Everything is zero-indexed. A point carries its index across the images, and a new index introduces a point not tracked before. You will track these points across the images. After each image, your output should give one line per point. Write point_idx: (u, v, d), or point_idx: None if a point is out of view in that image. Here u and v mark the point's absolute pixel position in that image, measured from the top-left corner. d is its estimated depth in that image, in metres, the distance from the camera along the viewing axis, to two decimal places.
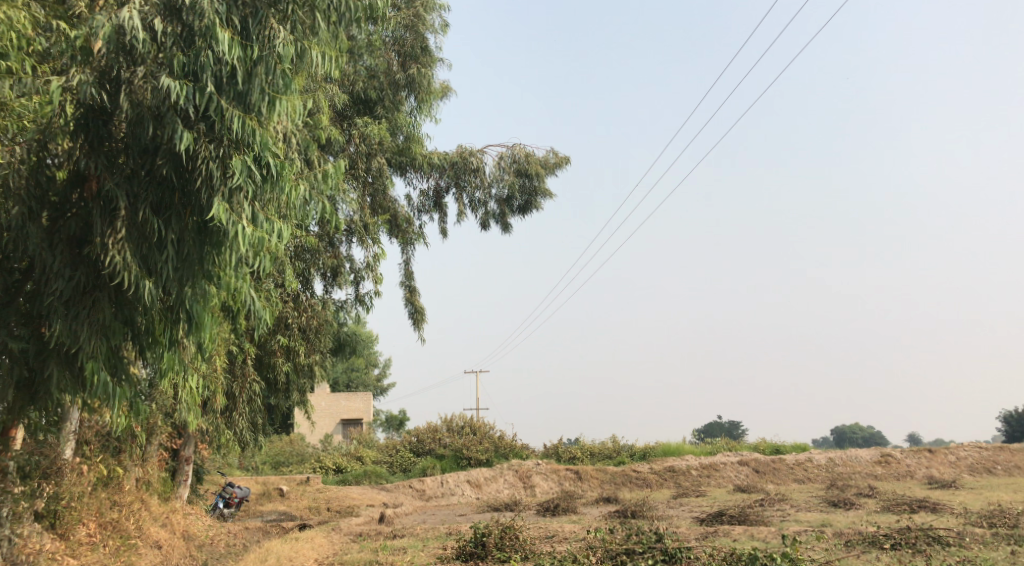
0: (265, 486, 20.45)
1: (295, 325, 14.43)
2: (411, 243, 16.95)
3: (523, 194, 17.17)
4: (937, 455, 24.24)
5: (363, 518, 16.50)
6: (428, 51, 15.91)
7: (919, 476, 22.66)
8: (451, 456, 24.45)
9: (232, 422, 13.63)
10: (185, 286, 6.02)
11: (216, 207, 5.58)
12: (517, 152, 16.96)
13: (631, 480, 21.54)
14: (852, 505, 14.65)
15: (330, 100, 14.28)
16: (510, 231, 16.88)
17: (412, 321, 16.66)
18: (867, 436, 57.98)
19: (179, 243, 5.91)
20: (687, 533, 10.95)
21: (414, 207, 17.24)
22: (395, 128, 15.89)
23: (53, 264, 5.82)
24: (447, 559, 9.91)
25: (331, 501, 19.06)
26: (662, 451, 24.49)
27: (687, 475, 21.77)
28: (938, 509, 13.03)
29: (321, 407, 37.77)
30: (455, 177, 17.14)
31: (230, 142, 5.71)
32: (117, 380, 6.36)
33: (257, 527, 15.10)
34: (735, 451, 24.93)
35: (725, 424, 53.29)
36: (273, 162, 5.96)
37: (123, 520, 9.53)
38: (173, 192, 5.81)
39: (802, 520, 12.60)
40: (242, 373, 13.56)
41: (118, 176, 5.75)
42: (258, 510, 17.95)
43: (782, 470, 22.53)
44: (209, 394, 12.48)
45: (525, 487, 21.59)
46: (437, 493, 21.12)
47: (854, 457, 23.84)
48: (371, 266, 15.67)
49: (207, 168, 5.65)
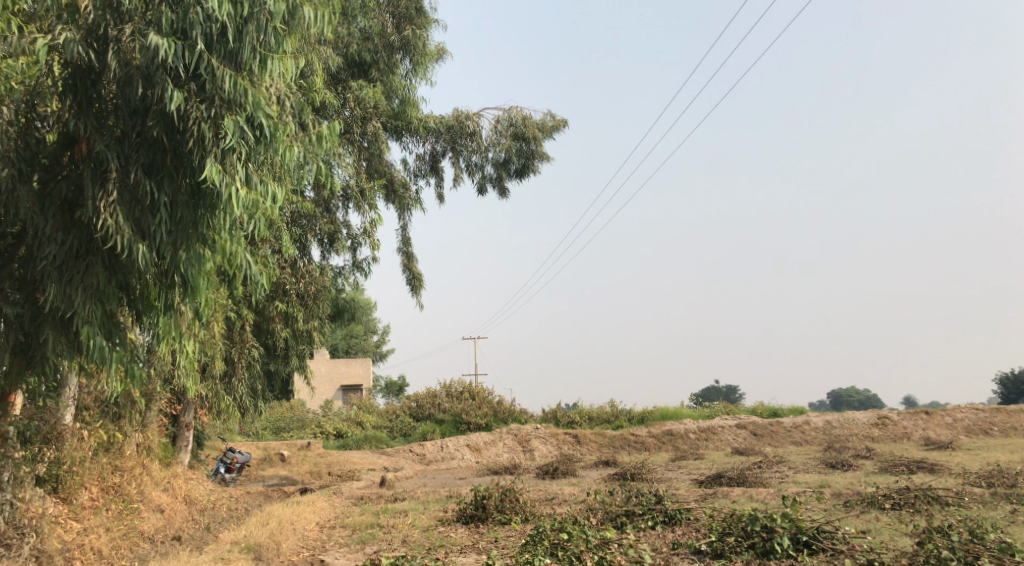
0: (266, 451, 20.55)
1: (293, 291, 14.37)
2: (408, 208, 16.82)
3: (521, 157, 17.00)
4: (934, 417, 24.39)
5: (363, 482, 16.59)
6: (423, 12, 15.66)
7: (916, 437, 22.81)
8: (451, 421, 24.56)
9: (231, 387, 13.63)
10: (179, 250, 5.92)
11: (209, 168, 5.49)
12: (514, 115, 16.77)
13: (629, 443, 21.66)
14: (850, 466, 14.73)
15: (325, 62, 14.09)
16: (507, 195, 16.76)
17: (410, 286, 16.60)
18: (863, 399, 58.26)
19: (172, 206, 5.81)
20: (686, 495, 11.01)
21: (410, 171, 17.08)
22: (390, 91, 15.68)
23: (45, 228, 5.73)
24: (448, 522, 9.96)
25: (331, 466, 19.16)
26: (660, 414, 24.60)
27: (685, 438, 21.90)
28: (936, 469, 13.10)
29: (321, 372, 37.89)
30: (451, 141, 16.95)
31: (222, 101, 5.59)
32: (113, 345, 6.29)
33: (258, 491, 15.19)
34: (733, 414, 25.05)
35: (723, 388, 53.56)
36: (267, 123, 5.83)
37: (125, 484, 9.54)
38: (164, 154, 5.71)
39: (801, 481, 12.67)
40: (241, 339, 13.54)
41: (109, 138, 5.64)
42: (259, 475, 18.05)
43: (780, 433, 22.66)
44: (208, 360, 12.45)
45: (525, 451, 21.71)
46: (437, 457, 21.22)
47: (851, 420, 23.97)
48: (368, 232, 15.57)
49: (199, 129, 5.54)
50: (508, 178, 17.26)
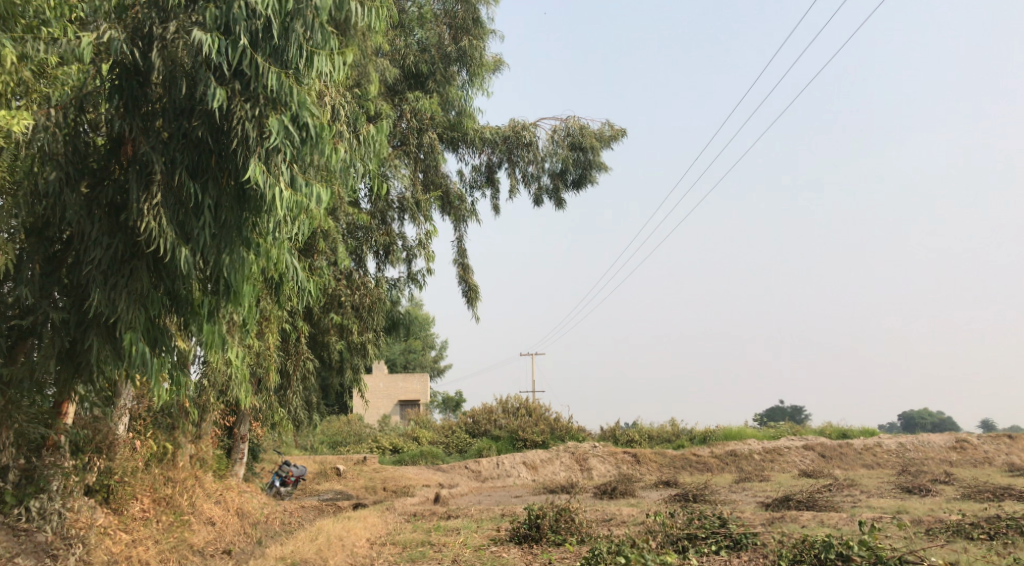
0: (322, 465, 20.51)
1: (348, 303, 14.28)
2: (464, 220, 16.64)
3: (578, 168, 16.69)
4: (1017, 442, 23.08)
5: (418, 498, 16.38)
6: (480, 23, 15.55)
7: (998, 463, 21.59)
8: (507, 438, 24.22)
9: (286, 399, 13.55)
10: (223, 254, 5.71)
11: (252, 168, 5.30)
12: (572, 125, 16.45)
13: (690, 464, 20.98)
14: (928, 492, 13.89)
15: (381, 74, 14.09)
16: (565, 206, 16.46)
17: (466, 299, 16.38)
18: (936, 421, 55.83)
19: (216, 209, 5.64)
20: (752, 518, 10.48)
21: (466, 183, 16.91)
22: (447, 102, 15.58)
23: (91, 232, 5.59)
24: (501, 542, 9.60)
25: (387, 481, 19.00)
26: (723, 434, 23.83)
27: (749, 459, 21.14)
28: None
29: (379, 387, 38.06)
30: (508, 152, 16.71)
31: (267, 100, 5.41)
32: (157, 352, 6.12)
33: (313, 505, 15.07)
34: (799, 435, 24.11)
35: (788, 409, 52.17)
36: (312, 122, 5.64)
37: (176, 496, 9.44)
38: (209, 155, 5.55)
39: (875, 507, 11.96)
40: (296, 351, 13.48)
41: (154, 139, 5.48)
42: (315, 489, 17.97)
43: (850, 455, 21.70)
44: (263, 373, 12.40)
45: (582, 470, 21.24)
46: (493, 474, 20.88)
47: (926, 442, 22.80)
48: (423, 244, 15.43)
49: (243, 129, 5.35)
50: (565, 188, 16.96)
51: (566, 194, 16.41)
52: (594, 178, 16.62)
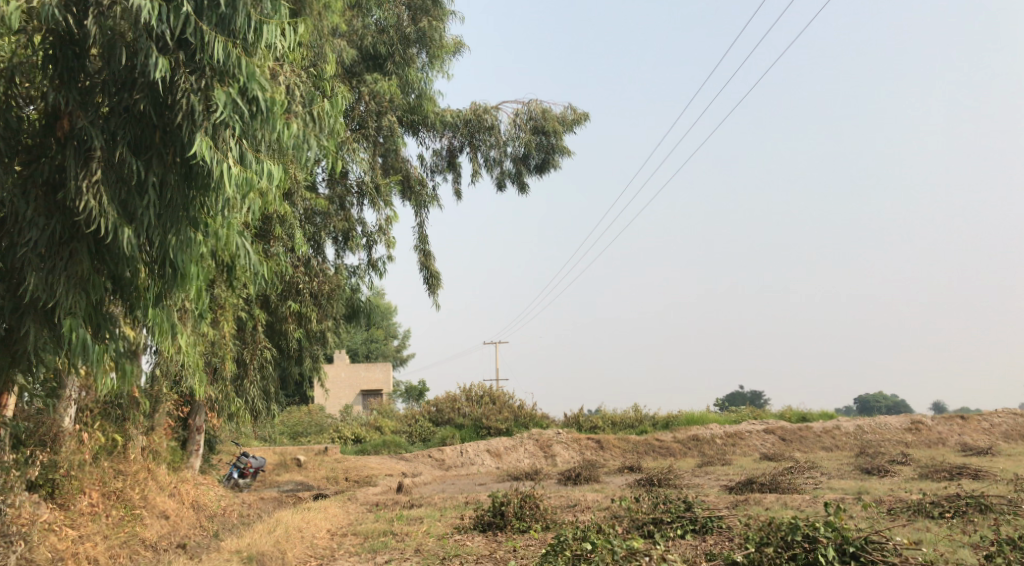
0: (282, 456, 20.15)
1: (306, 291, 13.94)
2: (425, 206, 16.38)
3: (540, 152, 16.51)
4: (970, 422, 23.54)
5: (380, 487, 16.15)
6: (439, 4, 15.31)
7: (952, 443, 22.00)
8: (471, 426, 24.08)
9: (243, 390, 13.22)
10: (168, 235, 5.42)
11: (198, 143, 5.03)
12: (533, 108, 16.27)
13: (654, 449, 21.04)
14: (887, 472, 14.04)
15: (338, 55, 13.77)
16: (527, 191, 16.29)
17: (427, 285, 16.14)
18: (891, 404, 57.01)
19: (161, 187, 5.34)
20: (716, 501, 10.45)
21: (427, 167, 16.64)
22: (406, 85, 15.25)
23: (26, 212, 5.26)
24: (465, 530, 9.43)
25: (349, 471, 18.72)
26: (686, 419, 23.95)
27: (712, 443, 21.26)
28: (980, 475, 12.41)
29: (341, 377, 37.66)
30: (469, 135, 16.47)
31: (214, 72, 5.15)
32: (100, 339, 5.80)
33: (273, 497, 14.77)
34: (760, 419, 24.32)
35: (748, 394, 52.85)
36: (262, 96, 5.39)
37: (127, 489, 9.08)
38: (153, 131, 5.26)
39: (836, 488, 12.05)
40: (253, 340, 13.19)
41: (93, 114, 5.18)
42: (275, 480, 17.64)
43: (809, 438, 21.94)
44: (218, 362, 12.06)
45: (546, 456, 21.20)
46: (457, 462, 20.73)
47: (883, 424, 23.14)
48: (383, 229, 15.15)
49: (188, 101, 5.08)
50: (528, 173, 16.79)
51: (528, 179, 16.24)
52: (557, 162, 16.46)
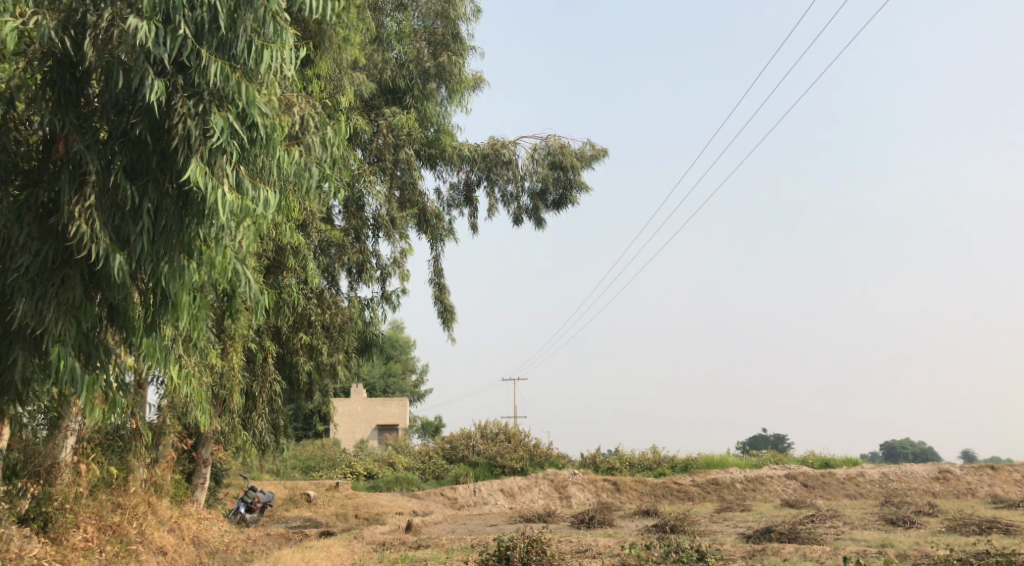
0: (292, 491, 19.86)
1: (318, 323, 13.78)
2: (441, 239, 16.27)
3: (558, 187, 16.40)
4: (1000, 473, 22.75)
5: (389, 526, 15.81)
6: (460, 39, 15.33)
7: (981, 494, 21.25)
8: (485, 464, 23.69)
9: (250, 422, 13.06)
10: (161, 262, 5.24)
11: (192, 169, 4.88)
12: (551, 143, 16.18)
13: (671, 492, 20.52)
14: (912, 523, 13.49)
15: (357, 88, 13.78)
16: (544, 226, 16.15)
17: (441, 320, 15.96)
18: (918, 451, 55.68)
19: (156, 213, 5.19)
20: (733, 550, 10.04)
21: (444, 201, 16.57)
22: (425, 119, 15.25)
23: (19, 236, 5.13)
24: None
25: (359, 508, 18.40)
26: (705, 462, 23.41)
27: (731, 488, 20.70)
28: (1011, 530, 11.88)
29: (357, 411, 37.41)
30: (486, 169, 16.37)
31: (212, 96, 5.03)
32: (90, 369, 5.60)
33: (279, 533, 14.47)
34: (782, 464, 23.72)
35: (771, 438, 51.89)
36: (261, 121, 5.26)
37: (124, 524, 8.81)
38: (149, 156, 5.14)
39: (860, 539, 11.57)
40: (263, 372, 13.04)
41: (90, 138, 5.07)
42: (283, 516, 17.36)
43: (832, 485, 21.31)
44: (226, 395, 11.88)
45: (561, 498, 20.76)
46: (469, 501, 20.34)
47: (909, 472, 22.45)
48: (397, 262, 15.03)
49: (184, 126, 4.94)
50: (545, 208, 16.69)
51: (545, 214, 16.11)
52: (574, 198, 16.33)
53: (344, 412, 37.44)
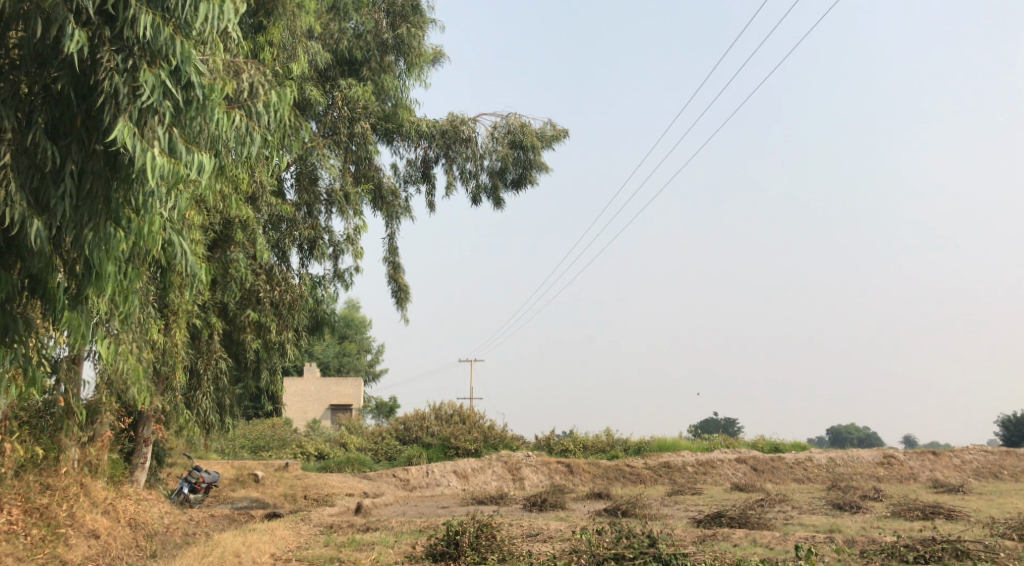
0: (239, 471, 19.42)
1: (267, 300, 13.35)
2: (397, 217, 15.90)
3: (517, 167, 16.13)
4: (942, 458, 23.22)
5: (338, 507, 15.54)
6: (419, 11, 14.96)
7: (923, 479, 21.66)
8: (438, 445, 23.48)
9: (194, 401, 12.69)
10: (84, 229, 4.82)
11: (119, 128, 4.49)
12: (512, 122, 15.91)
13: (624, 475, 20.55)
14: (859, 508, 13.62)
15: (312, 58, 13.34)
16: (502, 206, 15.88)
17: (395, 299, 15.63)
18: (863, 436, 56.98)
19: (81, 176, 4.79)
20: (683, 535, 9.99)
21: (401, 177, 16.19)
22: (382, 92, 14.83)
23: None
24: (416, 559, 8.89)
25: (308, 489, 18.07)
26: (657, 445, 23.51)
27: (683, 472, 20.80)
28: (954, 515, 12.04)
29: (310, 390, 36.87)
30: (444, 146, 16.01)
31: (143, 51, 4.67)
32: (6, 343, 5.17)
33: (223, 514, 14.11)
34: (733, 447, 23.92)
35: (722, 421, 52.56)
36: (197, 81, 4.89)
37: (53, 507, 8.41)
38: (73, 115, 4.75)
39: (808, 524, 11.61)
40: (208, 350, 12.68)
41: (7, 92, 4.68)
42: (229, 496, 16.97)
43: (781, 469, 21.56)
44: (168, 372, 11.48)
45: (514, 480, 20.66)
46: (421, 483, 20.12)
47: (855, 457, 22.84)
48: (351, 239, 14.65)
49: (111, 82, 4.58)
50: (504, 188, 16.39)
51: (504, 193, 15.83)
52: (534, 178, 16.09)
53: (296, 391, 36.87)
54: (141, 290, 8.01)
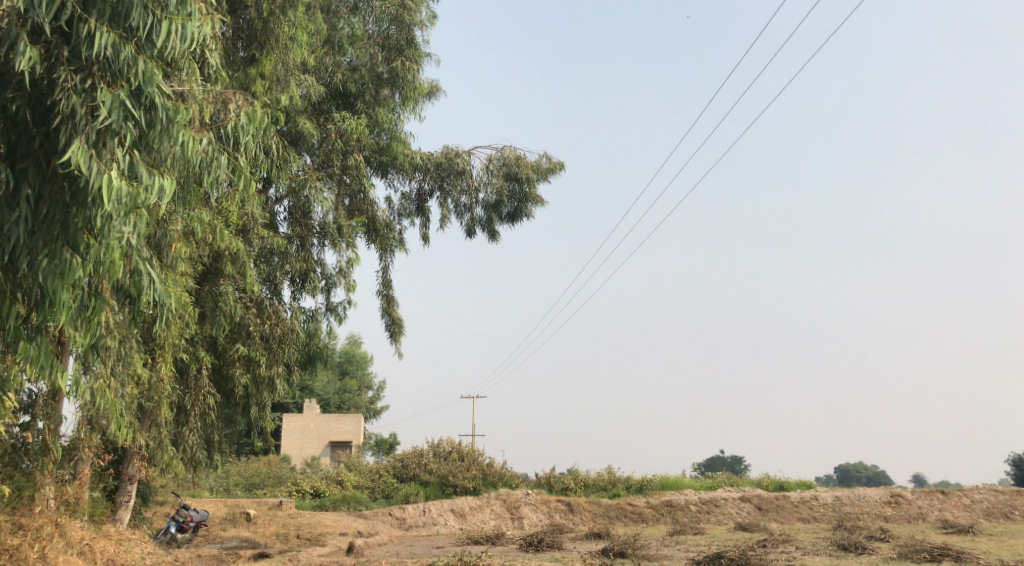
0: (231, 509, 19.02)
1: (257, 334, 13.09)
2: (390, 249, 15.74)
3: (513, 200, 16.06)
4: (950, 497, 22.68)
5: (329, 547, 15.17)
6: (414, 44, 14.84)
7: (932, 518, 21.11)
8: (436, 483, 23.05)
9: (181, 438, 12.41)
10: (40, 256, 4.62)
11: (73, 150, 4.32)
12: (507, 154, 15.82)
13: (625, 514, 20.10)
14: (864, 549, 13.21)
15: (305, 90, 13.27)
16: (498, 239, 15.73)
17: (389, 333, 15.40)
18: (871, 475, 56.18)
19: (37, 201, 4.62)
20: None
21: (395, 211, 16.06)
22: (376, 125, 14.74)
23: None
24: None
25: (302, 528, 17.69)
26: (660, 484, 23.07)
27: (686, 511, 20.34)
28: (962, 557, 11.62)
29: (310, 427, 36.48)
30: (439, 179, 15.91)
31: (102, 71, 4.53)
32: None
33: (212, 554, 13.75)
34: (737, 486, 23.45)
35: (726, 459, 51.93)
36: (161, 102, 4.75)
37: (24, 548, 8.08)
38: (31, 137, 4.61)
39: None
40: (195, 385, 12.40)
41: None
42: (220, 536, 16.61)
43: (786, 508, 21.08)
44: (153, 407, 11.21)
45: (513, 519, 20.24)
46: (418, 522, 19.69)
47: (862, 497, 22.34)
48: (343, 272, 14.47)
49: (68, 103, 4.43)
50: (498, 221, 16.27)
51: (499, 226, 15.70)
52: (529, 211, 16.00)
53: (296, 427, 36.49)
54: (115, 319, 7.82)
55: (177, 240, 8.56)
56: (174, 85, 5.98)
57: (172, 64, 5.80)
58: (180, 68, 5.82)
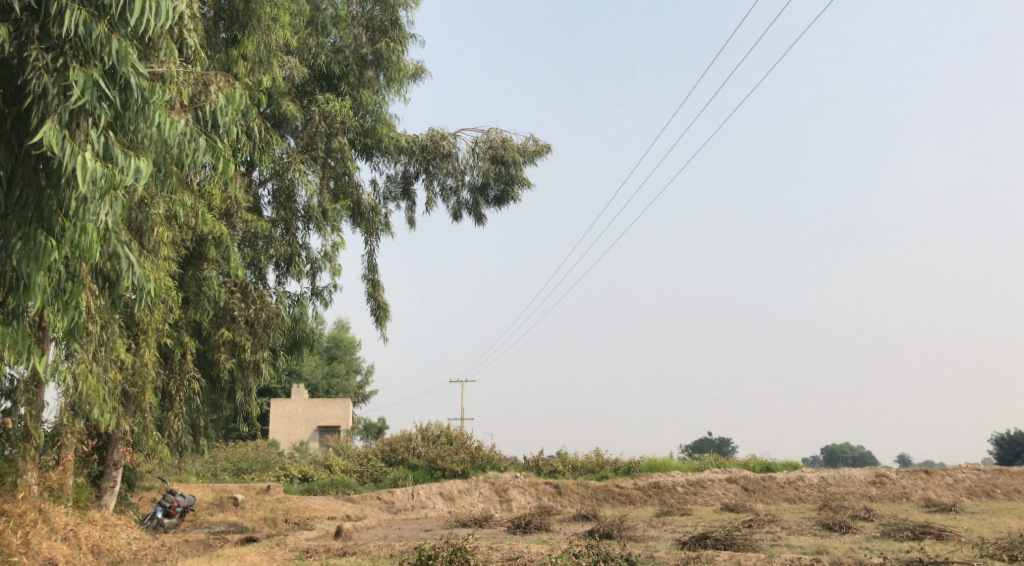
0: (219, 494, 18.99)
1: (242, 318, 13.01)
2: (376, 233, 15.64)
3: (499, 183, 16.00)
4: (934, 477, 22.92)
5: (317, 531, 15.18)
6: (399, 26, 14.75)
7: (916, 498, 21.31)
8: (425, 467, 23.08)
9: (167, 423, 12.34)
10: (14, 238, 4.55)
11: (45, 130, 4.24)
12: (493, 137, 15.73)
13: (613, 496, 20.21)
14: (848, 529, 13.32)
15: (288, 72, 13.13)
16: (484, 222, 15.66)
17: (375, 317, 15.35)
18: (857, 455, 56.74)
19: (10, 183, 4.54)
20: (666, 558, 9.68)
21: (381, 194, 15.96)
22: (361, 107, 14.61)
23: None
24: None
25: (290, 512, 17.69)
26: (647, 466, 23.19)
27: (673, 492, 20.46)
28: (945, 535, 11.73)
29: (298, 412, 36.42)
30: (424, 162, 15.82)
31: (74, 50, 4.44)
32: None
33: (199, 539, 13.71)
34: (724, 467, 23.61)
35: (714, 441, 52.31)
36: (135, 82, 4.68)
37: (7, 534, 8.00)
38: (2, 117, 4.52)
39: (794, 546, 11.31)
40: (181, 370, 12.33)
41: None
42: (208, 521, 16.58)
43: (772, 489, 21.24)
44: (137, 392, 11.12)
45: (501, 501, 20.31)
46: (407, 505, 19.71)
47: (847, 477, 22.52)
48: (329, 256, 14.39)
49: (39, 82, 4.35)
50: (484, 205, 16.22)
51: (485, 209, 15.64)
52: (516, 194, 15.94)
53: (284, 412, 36.41)
54: (95, 302, 7.72)
55: (157, 224, 8.46)
56: (152, 65, 5.87)
57: (148, 42, 5.70)
58: (156, 47, 5.73)
